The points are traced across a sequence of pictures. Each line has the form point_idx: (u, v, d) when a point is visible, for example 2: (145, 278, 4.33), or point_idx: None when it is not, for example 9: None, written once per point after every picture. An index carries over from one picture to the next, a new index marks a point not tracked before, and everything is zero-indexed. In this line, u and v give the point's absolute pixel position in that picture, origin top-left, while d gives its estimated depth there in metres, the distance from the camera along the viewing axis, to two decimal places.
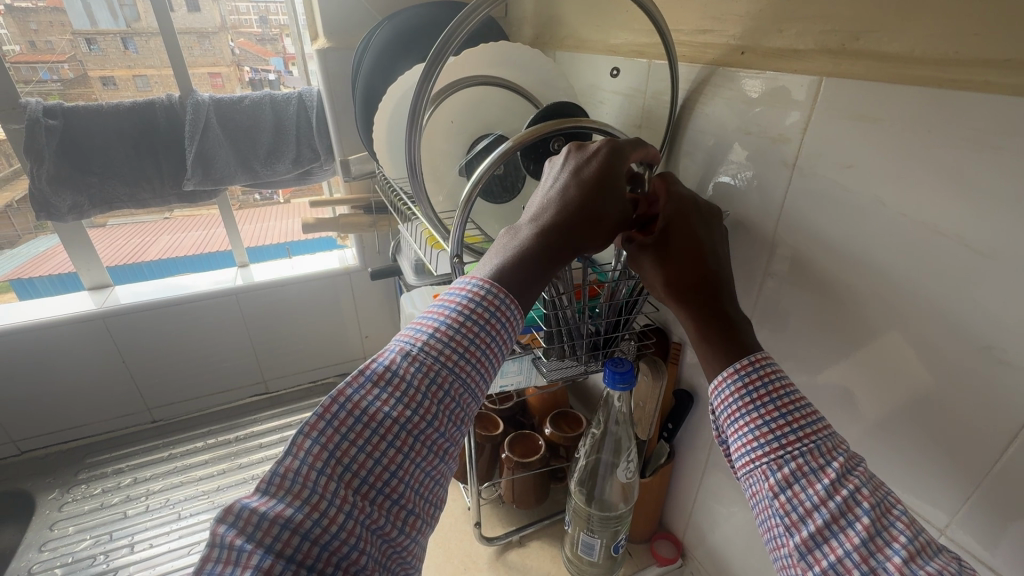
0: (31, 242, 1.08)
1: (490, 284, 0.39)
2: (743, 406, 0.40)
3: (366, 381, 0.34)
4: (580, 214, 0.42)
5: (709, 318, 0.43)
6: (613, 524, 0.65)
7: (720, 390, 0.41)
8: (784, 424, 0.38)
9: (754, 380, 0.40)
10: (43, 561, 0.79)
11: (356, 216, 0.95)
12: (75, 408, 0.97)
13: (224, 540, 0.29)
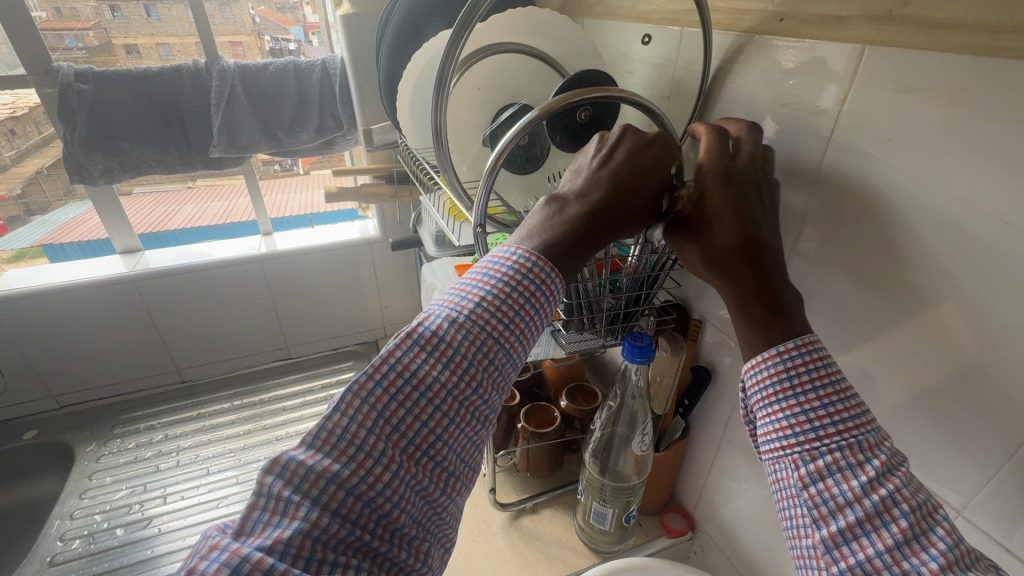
0: (60, 208, 1.09)
1: (536, 257, 0.38)
2: (781, 390, 0.38)
3: (414, 344, 0.34)
4: (626, 197, 0.41)
5: (746, 301, 0.41)
6: (625, 495, 0.67)
7: (755, 370, 0.40)
8: (823, 414, 0.37)
9: (798, 365, 0.38)
10: (84, 508, 0.84)
11: (378, 187, 0.95)
12: (109, 365, 1.01)
13: (272, 490, 0.30)
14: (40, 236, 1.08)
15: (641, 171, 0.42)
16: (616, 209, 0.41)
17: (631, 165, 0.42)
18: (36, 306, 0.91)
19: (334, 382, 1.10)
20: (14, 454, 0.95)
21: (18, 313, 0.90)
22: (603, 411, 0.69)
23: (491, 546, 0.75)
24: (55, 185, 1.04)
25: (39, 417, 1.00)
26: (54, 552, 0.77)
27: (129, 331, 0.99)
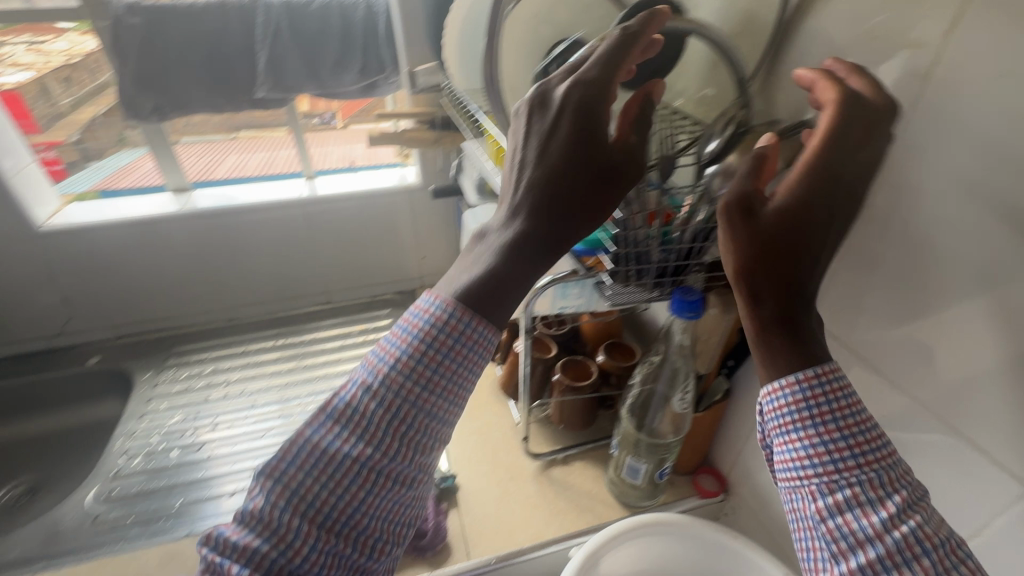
0: (112, 157, 1.11)
1: (452, 305, 0.40)
2: (800, 419, 0.37)
3: (327, 418, 0.38)
4: (551, 215, 0.40)
5: (767, 321, 0.37)
6: (660, 452, 0.66)
7: (771, 398, 0.38)
8: (842, 446, 0.36)
9: (818, 395, 0.37)
10: (144, 428, 0.90)
11: (420, 132, 0.93)
12: (162, 301, 1.06)
13: (208, 559, 0.35)
14: (95, 183, 1.05)
15: (590, 193, 0.41)
16: (546, 232, 0.40)
17: (575, 181, 0.40)
18: (96, 239, 0.95)
19: (372, 328, 1.12)
20: (79, 377, 1.01)
21: (78, 245, 0.94)
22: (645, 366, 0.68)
23: (522, 493, 0.77)
24: (109, 132, 1.08)
25: (100, 345, 1.06)
26: (117, 468, 0.82)
27: (182, 268, 1.03)
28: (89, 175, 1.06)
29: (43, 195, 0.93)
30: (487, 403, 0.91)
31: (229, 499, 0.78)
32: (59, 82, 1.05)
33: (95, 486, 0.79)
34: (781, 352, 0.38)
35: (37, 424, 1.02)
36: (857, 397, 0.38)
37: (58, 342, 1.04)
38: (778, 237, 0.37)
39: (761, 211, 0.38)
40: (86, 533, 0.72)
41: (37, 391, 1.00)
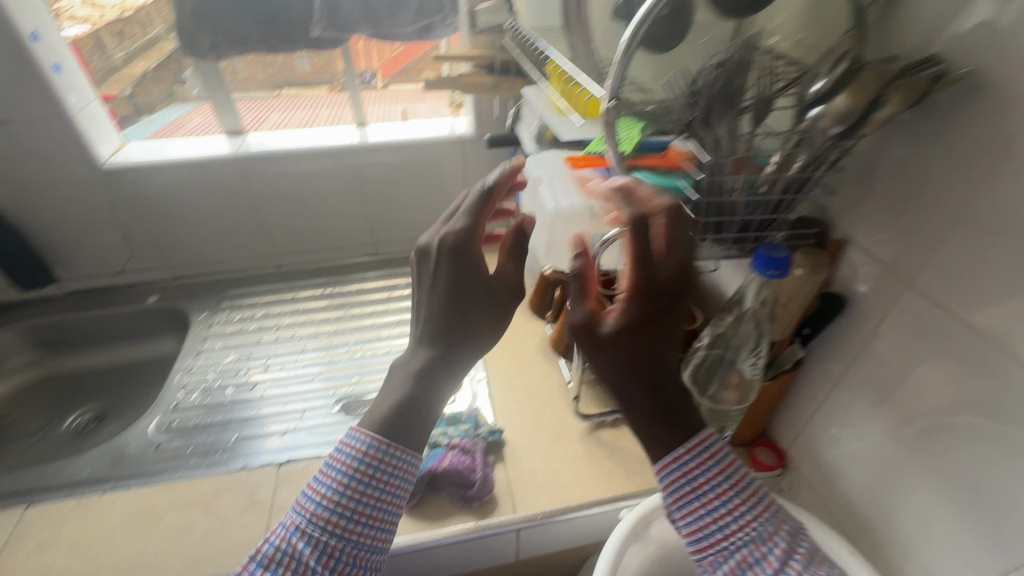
0: (165, 111, 1.09)
1: (371, 438, 0.46)
2: (692, 493, 0.42)
3: (259, 565, 0.43)
4: (447, 335, 0.50)
5: (644, 412, 0.43)
6: (723, 419, 0.64)
7: (665, 477, 0.42)
8: (726, 512, 0.41)
9: (694, 471, 0.42)
10: (200, 365, 0.92)
11: (477, 76, 0.89)
12: (216, 244, 1.07)
13: None
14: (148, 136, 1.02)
15: (479, 317, 0.51)
16: (446, 353, 0.49)
17: (463, 311, 0.50)
18: (157, 180, 0.96)
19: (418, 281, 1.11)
20: (140, 314, 1.05)
21: (139, 184, 0.96)
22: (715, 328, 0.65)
23: (569, 452, 0.75)
24: (159, 87, 1.04)
25: (159, 285, 1.09)
26: (176, 401, 0.85)
27: (235, 212, 1.04)
28: (144, 127, 1.04)
29: (104, 132, 0.94)
30: (534, 361, 0.89)
31: (279, 438, 0.78)
32: (113, 36, 0.98)
33: (156, 416, 0.82)
34: (656, 431, 0.43)
35: (105, 356, 1.07)
36: (725, 458, 0.43)
37: (120, 280, 1.07)
38: (627, 343, 0.43)
39: (615, 320, 0.43)
40: (150, 459, 0.75)
41: (102, 325, 1.05)
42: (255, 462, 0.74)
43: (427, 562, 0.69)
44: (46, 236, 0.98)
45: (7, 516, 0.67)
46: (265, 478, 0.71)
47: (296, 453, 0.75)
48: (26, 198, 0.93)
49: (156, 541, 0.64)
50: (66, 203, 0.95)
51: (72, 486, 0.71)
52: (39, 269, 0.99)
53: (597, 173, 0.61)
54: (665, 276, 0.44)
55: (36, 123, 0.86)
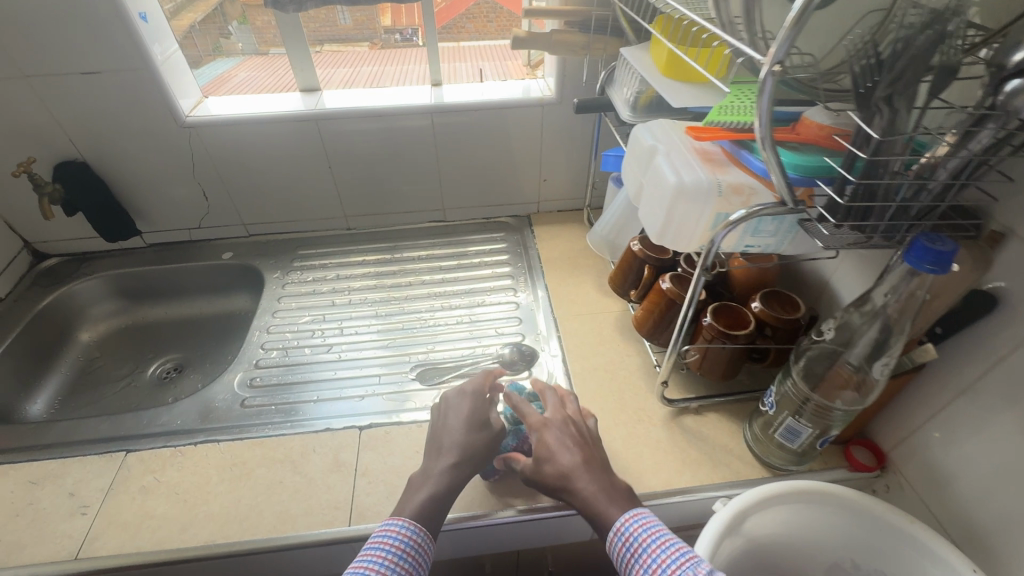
0: (210, 67, 1.05)
1: (406, 519, 0.57)
2: (633, 555, 0.53)
3: None
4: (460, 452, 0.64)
5: (587, 496, 0.58)
6: (835, 420, 0.59)
7: (614, 552, 0.55)
8: (657, 567, 0.51)
9: (628, 537, 0.54)
10: (277, 324, 0.93)
11: (569, 34, 0.82)
12: (291, 205, 1.07)
13: None
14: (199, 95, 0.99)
15: (487, 438, 0.65)
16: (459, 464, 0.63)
17: (478, 432, 0.66)
18: (235, 136, 0.95)
19: (487, 251, 1.09)
20: (216, 269, 1.07)
21: (218, 140, 0.95)
22: (834, 321, 0.59)
23: (651, 437, 0.73)
24: (206, 40, 1.03)
25: (232, 242, 1.10)
26: (258, 357, 0.87)
27: (308, 172, 1.03)
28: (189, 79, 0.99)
29: (184, 85, 0.93)
30: (611, 340, 0.87)
31: (358, 402, 0.79)
32: None
33: (239, 371, 0.84)
34: (606, 503, 0.57)
35: (182, 308, 1.10)
36: (651, 526, 0.55)
37: (196, 235, 1.09)
38: (570, 450, 0.61)
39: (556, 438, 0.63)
40: (237, 414, 0.77)
41: (181, 278, 1.07)
42: (338, 424, 0.75)
43: (506, 535, 0.69)
44: (129, 188, 1.00)
45: (109, 460, 0.70)
46: (348, 441, 0.72)
47: (377, 418, 0.76)
48: (112, 150, 0.94)
49: (248, 496, 0.66)
50: (148, 156, 0.96)
51: (166, 435, 0.74)
52: (123, 221, 1.01)
53: (719, 145, 0.56)
54: (555, 412, 0.66)
55: (122, 75, 0.85)
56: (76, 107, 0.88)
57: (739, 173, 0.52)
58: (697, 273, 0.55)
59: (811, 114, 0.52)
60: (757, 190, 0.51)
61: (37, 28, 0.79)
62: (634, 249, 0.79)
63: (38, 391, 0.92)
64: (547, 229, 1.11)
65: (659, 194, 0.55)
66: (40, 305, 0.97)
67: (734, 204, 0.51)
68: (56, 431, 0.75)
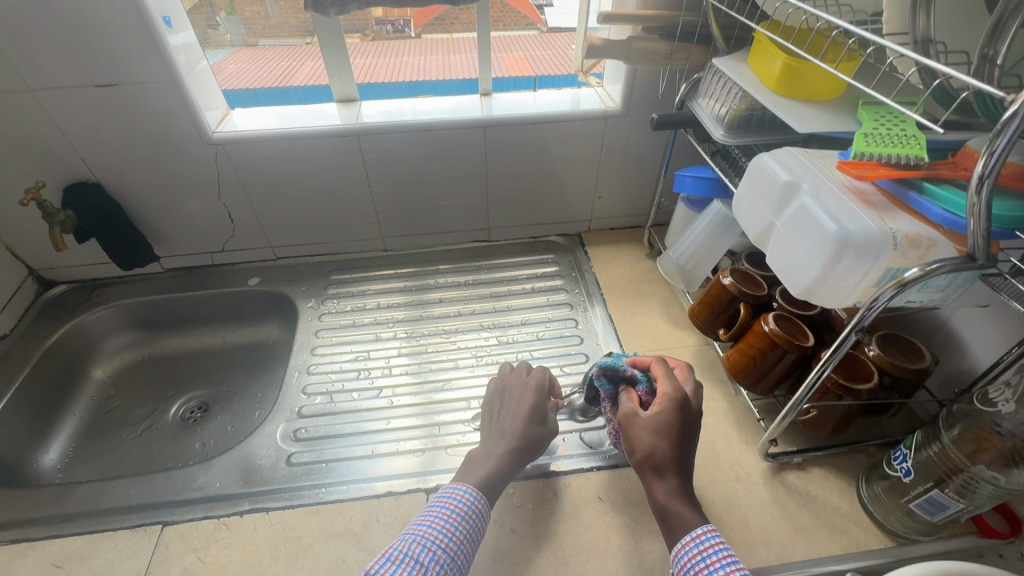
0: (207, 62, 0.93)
1: (469, 485, 0.56)
2: (702, 568, 0.46)
3: (384, 558, 0.47)
4: (526, 438, 0.62)
5: (676, 489, 0.51)
6: (996, 497, 0.51)
7: (680, 554, 0.48)
8: None
9: (706, 548, 0.47)
10: (319, 363, 0.85)
11: (650, 41, 0.74)
12: (326, 225, 0.99)
13: None
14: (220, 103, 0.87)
15: (542, 432, 0.64)
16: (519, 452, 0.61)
17: (539, 426, 0.64)
18: (267, 152, 0.85)
19: (539, 274, 1.00)
20: (243, 297, 0.98)
21: (248, 157, 0.86)
22: (1010, 391, 0.51)
23: (754, 498, 0.65)
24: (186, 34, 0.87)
25: (259, 266, 1.02)
26: (300, 404, 0.78)
27: (344, 191, 0.94)
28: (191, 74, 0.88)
29: (211, 98, 0.84)
30: None
31: (419, 458, 0.70)
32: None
33: (281, 422, 0.75)
34: (690, 503, 0.51)
35: (204, 338, 1.01)
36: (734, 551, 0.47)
37: (221, 260, 1.01)
38: (686, 437, 0.53)
39: (682, 417, 0.53)
40: (284, 475, 0.69)
41: (204, 307, 0.98)
42: (400, 486, 0.67)
43: None
44: (147, 210, 0.90)
45: (144, 536, 0.62)
46: (416, 508, 0.64)
47: (444, 476, 0.68)
48: (128, 170, 0.84)
49: None
50: (168, 177, 0.86)
51: (206, 503, 0.65)
52: (141, 247, 0.92)
53: (875, 185, 0.48)
54: (692, 398, 0.56)
55: (142, 87, 0.75)
56: (89, 123, 0.78)
57: (909, 220, 0.44)
58: (848, 332, 0.47)
59: (976, 144, 0.44)
60: (938, 242, 0.43)
61: (46, 35, 0.68)
62: (726, 283, 0.72)
63: (50, 439, 0.82)
64: (601, 251, 1.03)
65: (812, 239, 0.48)
66: (50, 342, 0.87)
67: (909, 257, 0.44)
68: (77, 498, 0.66)
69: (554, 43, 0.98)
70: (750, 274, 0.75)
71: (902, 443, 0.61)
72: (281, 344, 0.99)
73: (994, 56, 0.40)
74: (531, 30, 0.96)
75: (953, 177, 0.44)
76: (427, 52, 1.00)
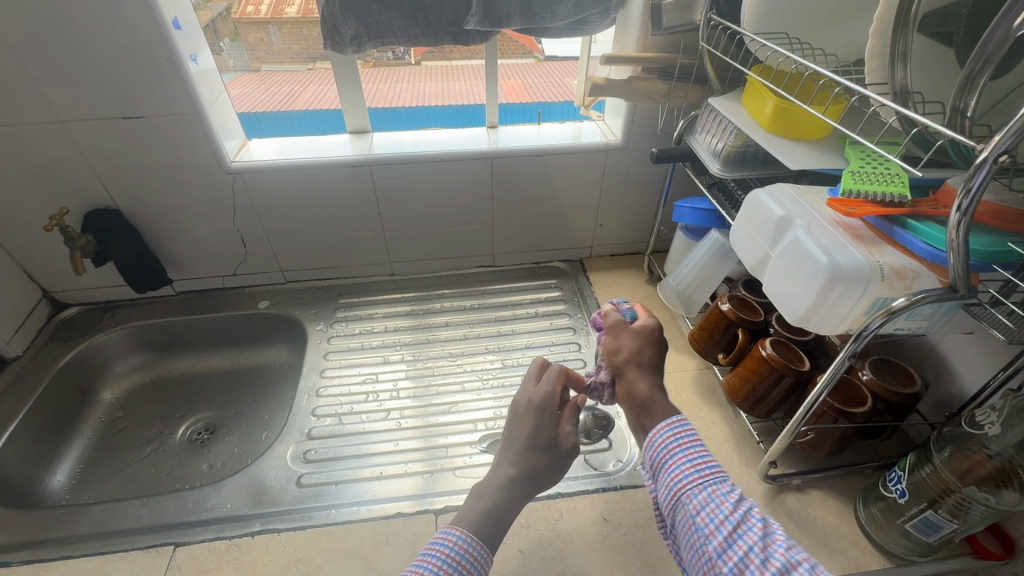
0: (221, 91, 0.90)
1: (460, 531, 0.51)
2: (675, 448, 0.52)
3: None
4: (532, 468, 0.57)
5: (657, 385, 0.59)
6: (988, 517, 0.53)
7: (658, 436, 0.53)
8: (703, 463, 0.50)
9: (683, 431, 0.53)
10: (328, 386, 0.86)
11: (649, 81, 0.79)
12: (335, 250, 1.02)
13: None
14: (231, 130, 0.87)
15: (549, 458, 0.57)
16: (530, 479, 0.56)
17: (542, 454, 0.57)
18: (283, 181, 0.89)
19: (543, 299, 1.03)
20: (253, 319, 1.01)
21: (263, 186, 0.89)
22: (996, 414, 0.54)
23: None
24: None
25: (268, 289, 1.04)
26: (310, 426, 0.80)
27: (353, 218, 0.97)
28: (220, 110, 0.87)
29: (230, 129, 0.87)
30: (691, 404, 0.81)
31: (426, 480, 0.72)
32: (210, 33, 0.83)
33: (291, 444, 0.77)
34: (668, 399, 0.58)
35: (212, 360, 1.02)
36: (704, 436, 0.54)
37: (231, 283, 1.03)
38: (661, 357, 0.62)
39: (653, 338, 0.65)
40: (294, 496, 0.70)
41: (213, 329, 1.00)
42: (408, 508, 0.68)
43: None
44: (163, 235, 0.93)
45: (156, 557, 0.63)
46: (423, 530, 0.65)
47: (451, 498, 0.69)
48: (146, 197, 0.87)
49: None
50: (185, 204, 0.89)
51: (217, 524, 0.66)
52: (155, 271, 0.94)
53: (863, 220, 0.52)
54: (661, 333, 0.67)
55: (165, 119, 0.79)
56: (111, 152, 0.81)
57: (895, 254, 0.48)
58: (842, 357, 0.50)
59: (955, 183, 0.48)
60: (922, 273, 0.47)
61: (78, 71, 0.72)
62: (725, 309, 0.75)
63: (59, 460, 0.83)
64: (603, 276, 1.07)
65: (805, 272, 0.51)
66: (61, 363, 0.89)
67: (896, 288, 0.47)
68: (88, 519, 0.67)
69: (551, 71, 1.01)
70: (748, 300, 0.78)
71: (897, 464, 0.63)
72: (289, 365, 1.00)
73: (965, 108, 0.44)
74: (527, 58, 0.94)
75: (935, 214, 0.47)
76: (426, 78, 1.01)
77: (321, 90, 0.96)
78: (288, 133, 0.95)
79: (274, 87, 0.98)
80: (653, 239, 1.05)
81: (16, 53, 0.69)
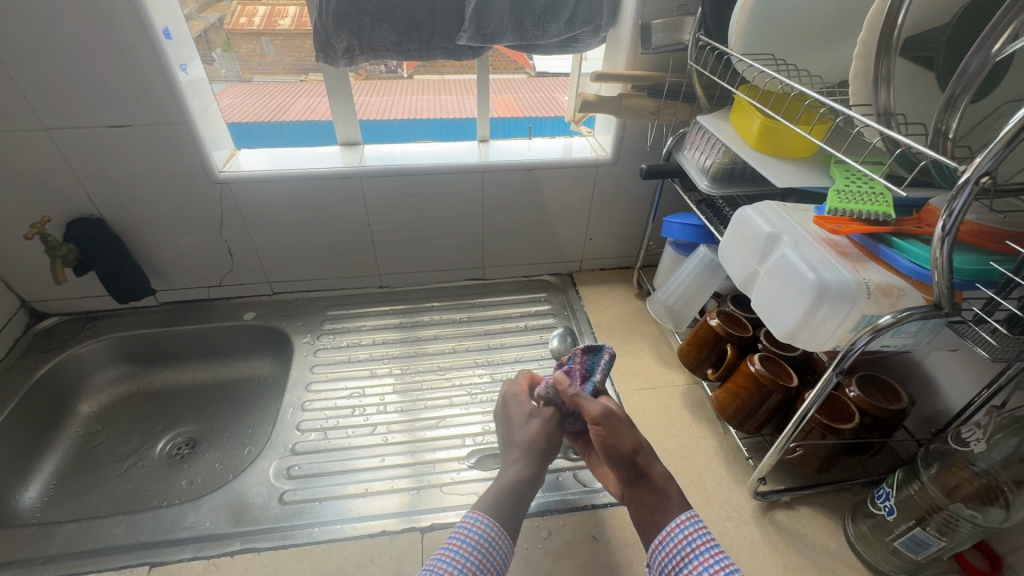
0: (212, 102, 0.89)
1: (479, 514, 0.52)
2: (688, 552, 0.51)
3: None
4: (537, 443, 0.60)
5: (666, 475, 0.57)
6: (977, 535, 0.53)
7: (667, 540, 0.53)
8: (718, 568, 0.49)
9: (692, 533, 0.52)
10: (314, 400, 0.85)
11: (639, 99, 0.80)
12: (324, 261, 1.01)
13: None
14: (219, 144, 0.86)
15: (539, 426, 0.61)
16: (540, 454, 0.59)
17: (538, 424, 0.62)
18: (272, 192, 0.88)
19: (532, 312, 1.03)
20: (238, 331, 0.99)
21: (252, 196, 0.88)
22: (981, 431, 0.54)
23: (745, 537, 0.66)
24: None
25: (254, 300, 1.03)
26: (294, 441, 0.78)
27: (342, 229, 0.96)
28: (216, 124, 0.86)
29: (219, 138, 0.87)
30: (680, 419, 0.80)
31: (412, 498, 0.70)
32: (201, 44, 0.83)
33: (275, 459, 0.75)
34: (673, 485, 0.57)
35: (194, 372, 1.00)
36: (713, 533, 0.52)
37: (216, 293, 1.02)
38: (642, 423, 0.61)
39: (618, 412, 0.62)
40: (276, 514, 0.68)
41: (196, 341, 0.98)
42: (393, 526, 0.67)
43: None
44: (147, 245, 0.92)
45: None
46: (410, 548, 0.64)
47: (437, 515, 0.68)
48: (131, 206, 0.86)
49: None
50: (172, 213, 0.88)
51: (196, 542, 0.64)
52: (138, 281, 0.92)
53: (849, 238, 0.52)
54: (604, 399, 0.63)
55: (154, 128, 0.78)
56: (97, 161, 0.80)
57: (881, 271, 0.49)
58: (829, 375, 0.50)
59: (938, 203, 0.49)
60: (908, 291, 0.47)
61: (65, 79, 0.71)
62: (713, 324, 0.76)
63: (31, 476, 0.80)
64: (592, 290, 1.07)
65: (793, 288, 0.52)
66: (38, 376, 0.86)
67: (883, 305, 0.47)
68: (61, 538, 0.64)
69: (542, 87, 1.01)
70: (736, 316, 0.78)
71: (885, 481, 0.63)
72: (274, 378, 0.99)
73: (947, 129, 0.45)
74: (518, 74, 0.95)
75: (919, 232, 0.48)
76: (415, 90, 1.00)
77: (313, 101, 0.95)
78: (280, 143, 0.95)
79: (264, 99, 0.97)
80: (643, 253, 1.05)
81: (1, 60, 0.68)
